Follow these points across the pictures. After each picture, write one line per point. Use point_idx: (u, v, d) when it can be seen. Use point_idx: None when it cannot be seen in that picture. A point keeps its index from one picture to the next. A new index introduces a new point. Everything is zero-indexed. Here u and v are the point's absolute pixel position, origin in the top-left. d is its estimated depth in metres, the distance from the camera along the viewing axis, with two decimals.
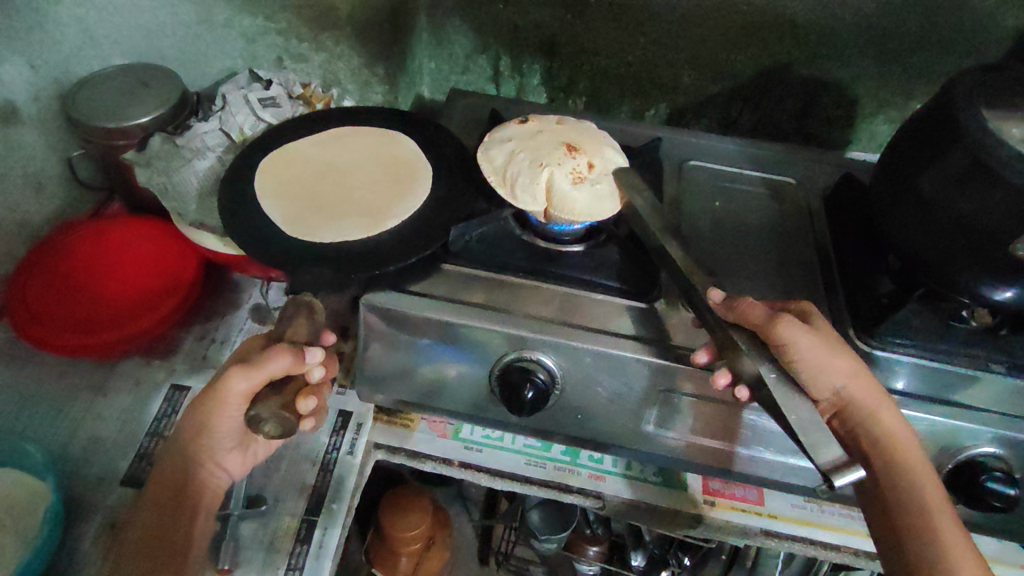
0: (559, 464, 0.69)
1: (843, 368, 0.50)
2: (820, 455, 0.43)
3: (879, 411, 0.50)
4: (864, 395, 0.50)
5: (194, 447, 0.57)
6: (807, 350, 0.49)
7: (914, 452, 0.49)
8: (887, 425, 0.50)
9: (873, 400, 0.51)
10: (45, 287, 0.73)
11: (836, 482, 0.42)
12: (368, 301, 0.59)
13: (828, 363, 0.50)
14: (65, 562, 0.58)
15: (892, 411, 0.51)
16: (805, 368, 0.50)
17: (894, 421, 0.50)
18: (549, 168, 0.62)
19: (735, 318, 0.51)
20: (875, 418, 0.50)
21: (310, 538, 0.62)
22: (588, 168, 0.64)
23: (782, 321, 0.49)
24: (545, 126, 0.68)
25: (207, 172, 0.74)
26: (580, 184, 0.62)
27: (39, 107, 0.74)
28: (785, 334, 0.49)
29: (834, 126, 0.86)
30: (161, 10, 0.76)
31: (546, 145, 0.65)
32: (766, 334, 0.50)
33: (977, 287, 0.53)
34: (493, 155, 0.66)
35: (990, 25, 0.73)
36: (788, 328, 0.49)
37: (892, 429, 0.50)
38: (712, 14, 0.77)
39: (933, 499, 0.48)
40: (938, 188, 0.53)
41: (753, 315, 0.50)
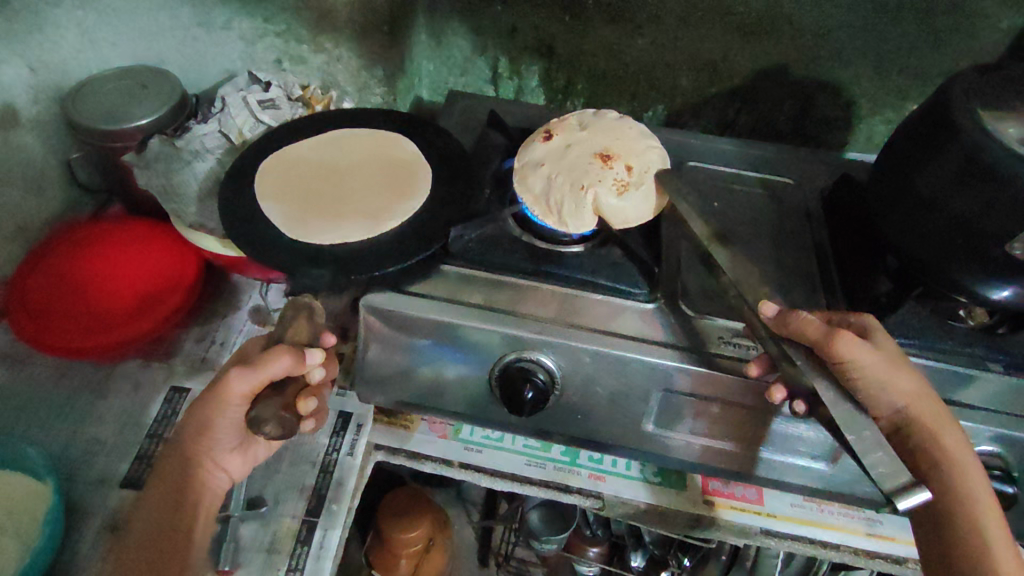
0: (559, 464, 0.69)
1: (903, 384, 0.49)
2: (885, 479, 0.42)
3: (940, 431, 0.48)
4: (926, 413, 0.49)
5: (195, 449, 0.57)
6: (871, 367, 0.47)
7: (975, 475, 0.48)
8: (948, 446, 0.48)
9: (935, 420, 0.49)
10: (44, 289, 0.73)
11: (899, 503, 0.42)
12: (368, 302, 0.60)
13: (888, 379, 0.48)
14: (65, 564, 0.58)
15: (953, 431, 0.49)
16: (866, 383, 0.47)
17: (957, 443, 0.48)
18: (595, 188, 0.61)
19: (791, 332, 0.48)
20: (937, 439, 0.48)
21: (310, 540, 0.62)
22: (629, 174, 0.63)
23: (839, 336, 0.46)
24: (571, 140, 0.65)
25: (205, 175, 0.73)
26: (626, 194, 0.62)
27: (38, 109, 0.74)
28: (845, 351, 0.46)
29: (831, 127, 0.86)
30: (160, 13, 0.76)
31: (581, 161, 0.63)
32: (824, 350, 0.47)
33: (974, 286, 0.53)
34: (529, 182, 0.64)
35: (984, 26, 0.73)
36: (847, 344, 0.46)
37: (955, 450, 0.48)
38: (710, 16, 0.77)
39: (990, 527, 0.47)
40: (935, 188, 0.53)
41: (811, 329, 0.47)
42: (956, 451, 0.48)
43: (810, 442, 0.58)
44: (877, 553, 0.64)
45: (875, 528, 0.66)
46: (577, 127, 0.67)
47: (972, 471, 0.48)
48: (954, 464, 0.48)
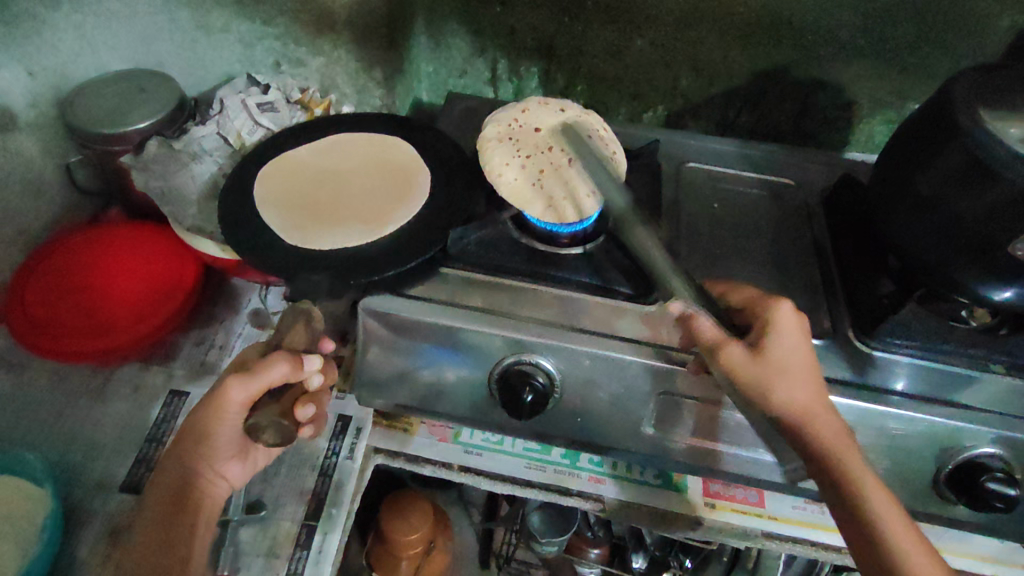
0: (559, 467, 0.69)
1: (791, 383, 0.51)
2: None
3: (817, 421, 0.50)
4: (800, 409, 0.50)
5: (194, 455, 0.57)
6: (752, 376, 0.51)
7: (860, 463, 0.49)
8: (828, 437, 0.50)
9: (811, 411, 0.50)
10: (42, 292, 0.73)
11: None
12: (366, 305, 0.59)
13: (768, 387, 0.50)
14: (63, 569, 0.57)
15: (828, 420, 0.50)
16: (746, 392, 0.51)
17: (833, 431, 0.50)
18: (577, 161, 0.68)
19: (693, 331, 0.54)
20: (817, 437, 0.50)
21: (309, 544, 0.61)
22: (572, 180, 0.66)
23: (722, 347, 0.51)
24: (567, 118, 0.72)
25: (205, 179, 0.75)
26: (576, 192, 0.65)
27: (37, 113, 0.74)
28: (727, 362, 0.51)
29: (831, 127, 0.86)
30: (158, 15, 0.76)
31: (568, 141, 0.69)
32: (711, 355, 0.52)
33: (977, 287, 0.53)
34: (490, 160, 0.67)
35: (986, 24, 0.73)
36: (730, 353, 0.51)
37: (835, 440, 0.50)
38: (709, 16, 0.77)
39: (888, 513, 0.48)
40: (936, 188, 0.53)
41: (703, 336, 0.53)
42: (838, 447, 0.49)
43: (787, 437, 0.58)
44: None
45: None
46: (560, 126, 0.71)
47: (858, 461, 0.49)
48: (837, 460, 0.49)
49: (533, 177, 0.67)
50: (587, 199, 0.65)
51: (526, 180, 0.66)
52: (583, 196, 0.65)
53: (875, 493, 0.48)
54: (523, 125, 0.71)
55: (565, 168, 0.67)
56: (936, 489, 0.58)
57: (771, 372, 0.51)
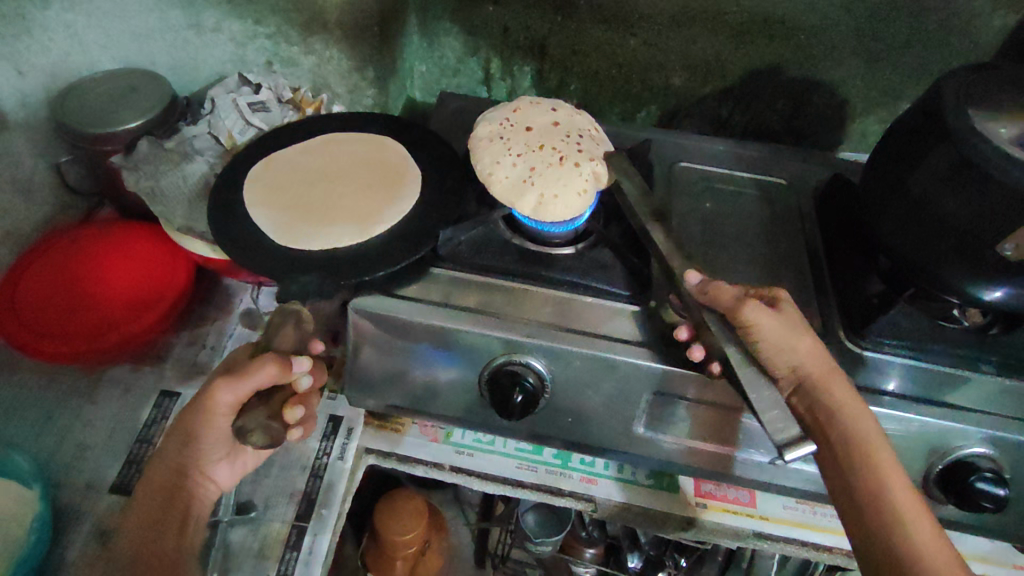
0: (550, 468, 0.69)
1: (802, 343, 0.50)
2: (777, 433, 0.46)
3: (831, 383, 0.50)
4: (814, 368, 0.50)
5: (183, 456, 0.57)
6: (773, 330, 0.50)
7: (869, 425, 0.48)
8: (840, 400, 0.49)
9: (826, 373, 0.50)
10: (32, 292, 0.73)
11: (790, 455, 0.45)
12: (356, 306, 0.59)
13: (786, 340, 0.50)
14: (52, 571, 0.57)
15: (843, 383, 0.50)
16: (762, 346, 0.50)
17: (845, 393, 0.50)
18: (571, 159, 0.65)
19: (707, 298, 0.53)
20: (828, 395, 0.49)
21: (299, 545, 0.61)
22: (567, 179, 0.63)
23: (747, 303, 0.50)
24: (561, 119, 0.69)
25: (195, 176, 0.73)
26: (570, 193, 0.62)
27: (27, 112, 0.74)
28: (751, 316, 0.50)
29: (825, 126, 0.86)
30: (150, 15, 0.76)
31: (560, 139, 0.67)
32: (732, 313, 0.51)
33: (966, 287, 0.53)
34: (483, 164, 0.65)
35: (978, 24, 0.73)
36: (754, 307, 0.50)
37: (848, 403, 0.49)
38: (702, 16, 0.77)
39: (891, 473, 0.46)
40: (927, 188, 0.53)
41: (722, 298, 0.52)
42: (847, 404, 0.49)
43: None
44: None
45: None
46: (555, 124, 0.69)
47: (868, 423, 0.48)
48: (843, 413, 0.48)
49: (527, 176, 0.64)
50: (582, 202, 0.63)
51: (519, 180, 0.64)
52: (578, 200, 0.63)
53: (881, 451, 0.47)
54: (515, 124, 0.68)
55: (558, 165, 0.64)
56: (927, 490, 0.58)
57: (785, 335, 0.50)
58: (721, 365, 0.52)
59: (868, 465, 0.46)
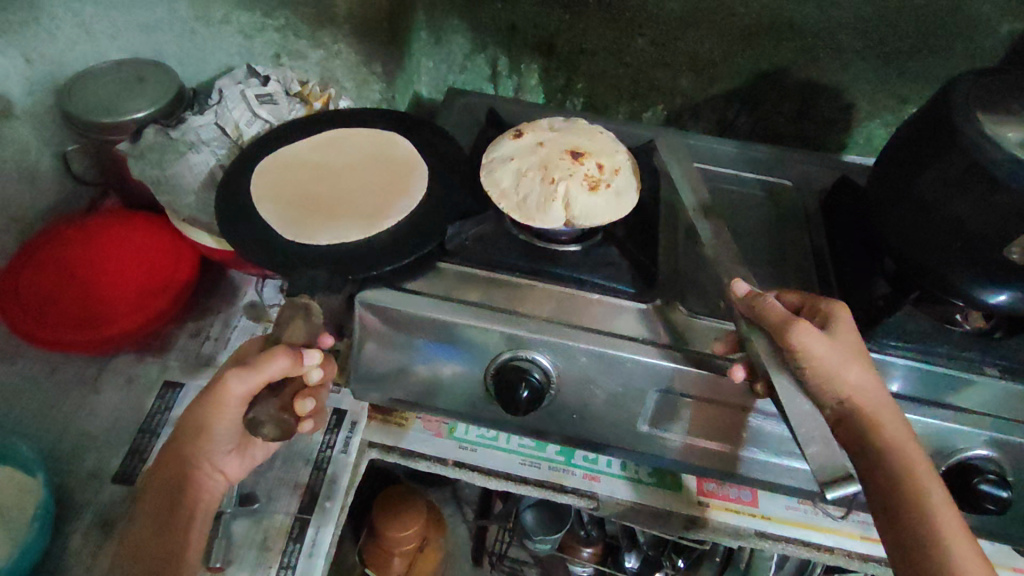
0: (554, 464, 0.69)
1: (854, 376, 0.48)
2: (820, 470, 0.44)
3: (883, 422, 0.47)
4: (860, 397, 0.48)
5: (190, 448, 0.57)
6: (824, 355, 0.47)
7: (916, 458, 0.46)
8: (883, 426, 0.47)
9: (878, 411, 0.48)
10: (37, 282, 0.72)
11: (830, 494, 0.42)
12: (363, 299, 0.59)
13: (839, 371, 0.47)
14: (54, 559, 0.57)
15: (897, 424, 0.48)
16: (814, 374, 0.48)
17: (897, 432, 0.47)
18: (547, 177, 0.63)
19: (756, 317, 0.51)
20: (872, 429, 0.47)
21: (302, 537, 0.61)
22: (609, 163, 0.66)
23: (796, 324, 0.48)
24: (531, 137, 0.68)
25: (200, 168, 0.73)
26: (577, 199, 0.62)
27: (33, 101, 0.74)
28: (798, 342, 0.47)
29: (829, 129, 0.86)
30: (158, 5, 0.76)
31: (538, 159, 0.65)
32: (779, 336, 0.48)
33: (972, 290, 0.53)
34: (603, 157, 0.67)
35: (984, 30, 0.73)
36: (801, 328, 0.47)
37: (899, 444, 0.47)
38: (710, 16, 0.77)
39: (939, 507, 0.44)
40: (935, 192, 0.53)
41: (771, 314, 0.49)
42: (900, 446, 0.47)
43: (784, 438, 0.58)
44: (871, 556, 0.64)
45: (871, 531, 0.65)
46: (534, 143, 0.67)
47: (909, 454, 0.46)
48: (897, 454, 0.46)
49: (595, 133, 0.69)
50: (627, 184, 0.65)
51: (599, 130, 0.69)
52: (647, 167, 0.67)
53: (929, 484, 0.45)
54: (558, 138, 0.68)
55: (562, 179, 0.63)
56: None
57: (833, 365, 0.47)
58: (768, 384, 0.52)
59: (913, 497, 0.45)
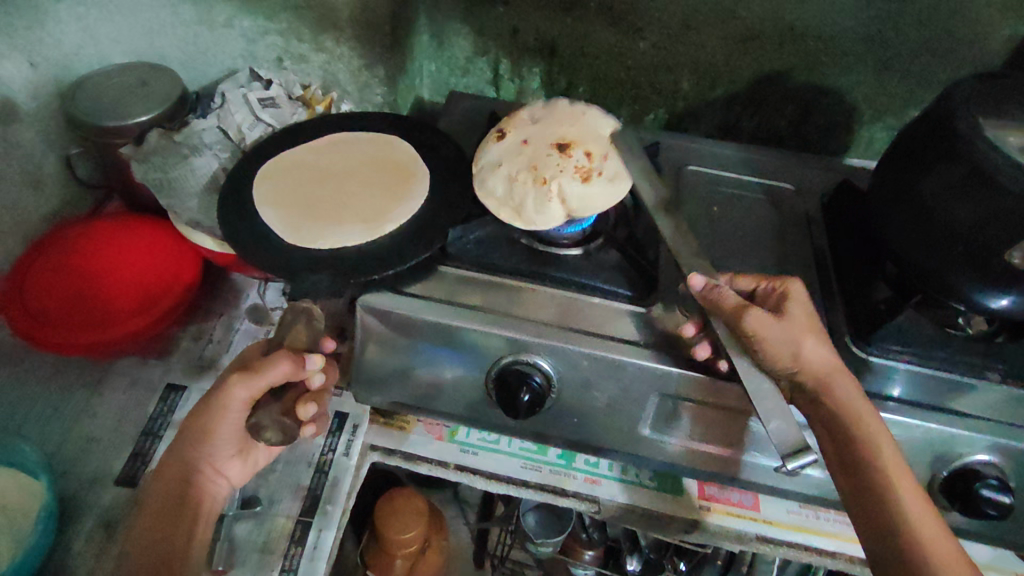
0: (555, 468, 0.69)
1: (809, 349, 0.51)
2: (780, 441, 0.47)
3: (836, 386, 0.51)
4: (821, 374, 0.51)
5: (192, 451, 0.57)
6: (774, 335, 0.50)
7: (876, 428, 0.50)
8: (845, 399, 0.50)
9: (829, 375, 0.51)
10: (41, 285, 0.73)
11: (790, 464, 0.46)
12: (365, 303, 0.59)
13: (794, 346, 0.50)
14: (56, 561, 0.57)
15: (849, 385, 0.51)
16: (770, 353, 0.50)
17: (849, 393, 0.50)
18: (539, 174, 0.63)
19: (712, 306, 0.52)
20: (834, 404, 0.50)
21: (304, 540, 0.61)
22: (598, 149, 0.65)
23: (749, 310, 0.50)
24: (520, 136, 0.67)
25: (203, 171, 0.74)
26: (570, 191, 0.62)
27: (37, 104, 0.74)
28: (752, 326, 0.49)
29: (831, 133, 0.86)
30: (162, 9, 0.76)
31: (528, 156, 0.64)
32: (733, 321, 0.50)
33: (973, 295, 0.53)
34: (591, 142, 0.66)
35: (986, 34, 0.73)
36: (754, 312, 0.50)
37: (852, 404, 0.50)
38: (711, 20, 0.77)
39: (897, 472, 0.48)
40: (936, 196, 0.53)
41: (725, 304, 0.51)
42: (852, 407, 0.50)
43: None
44: None
45: None
46: (519, 143, 0.66)
47: (870, 424, 0.50)
48: (849, 414, 0.50)
49: (579, 116, 0.68)
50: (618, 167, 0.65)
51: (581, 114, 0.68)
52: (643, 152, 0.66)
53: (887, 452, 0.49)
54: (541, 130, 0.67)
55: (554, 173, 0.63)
56: (931, 496, 0.58)
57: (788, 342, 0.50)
58: (727, 361, 0.55)
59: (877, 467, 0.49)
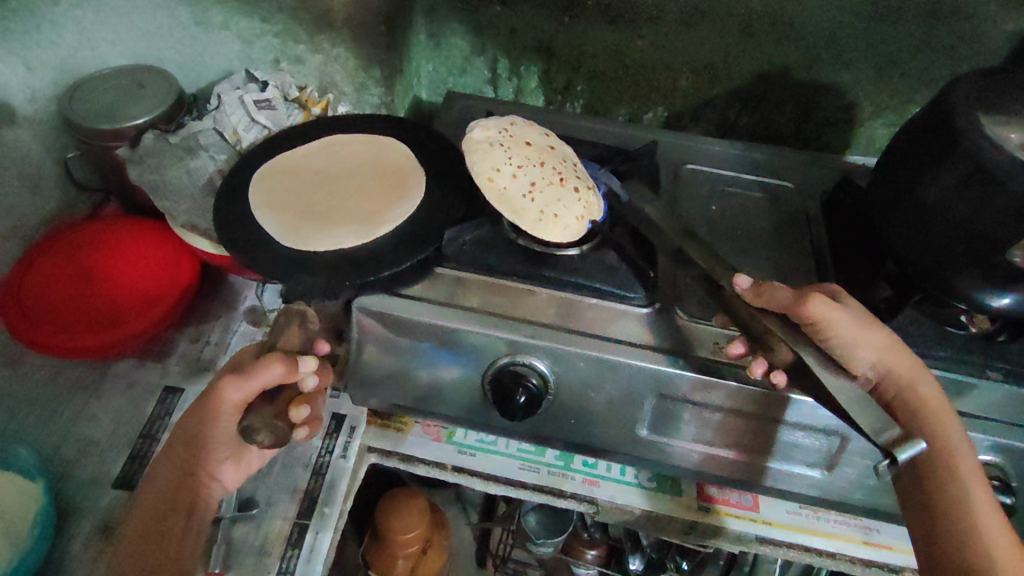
0: (553, 469, 0.68)
1: (874, 340, 0.51)
2: (878, 433, 0.43)
3: (918, 384, 0.50)
4: (903, 369, 0.51)
5: (188, 454, 0.57)
6: (843, 324, 0.50)
7: (957, 437, 0.48)
8: (928, 400, 0.49)
9: (910, 373, 0.51)
10: (38, 289, 0.73)
11: (899, 456, 0.42)
12: (361, 304, 0.59)
13: (855, 337, 0.50)
14: (54, 565, 0.57)
15: (933, 388, 0.50)
16: (835, 345, 0.50)
17: (934, 395, 0.50)
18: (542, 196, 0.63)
19: (762, 304, 0.52)
20: (913, 394, 0.49)
21: (301, 542, 0.61)
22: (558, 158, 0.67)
23: (813, 296, 0.50)
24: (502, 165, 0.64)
25: (196, 171, 0.75)
26: (570, 209, 0.62)
27: (34, 108, 0.74)
28: (816, 313, 0.49)
29: (833, 130, 0.85)
30: (158, 11, 0.76)
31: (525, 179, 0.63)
32: (797, 313, 0.50)
33: (975, 294, 0.52)
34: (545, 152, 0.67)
35: (989, 29, 0.72)
36: (819, 300, 0.50)
37: (933, 403, 0.49)
38: (710, 17, 0.76)
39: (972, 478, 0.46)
40: (938, 195, 0.52)
41: (783, 296, 0.51)
42: (934, 406, 0.49)
43: (783, 443, 0.58)
44: (874, 562, 0.64)
45: (873, 536, 0.65)
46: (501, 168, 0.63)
47: (945, 422, 0.48)
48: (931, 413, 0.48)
49: (505, 127, 0.68)
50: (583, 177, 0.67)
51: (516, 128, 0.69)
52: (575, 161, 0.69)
53: (967, 462, 0.47)
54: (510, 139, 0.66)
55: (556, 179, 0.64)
56: None
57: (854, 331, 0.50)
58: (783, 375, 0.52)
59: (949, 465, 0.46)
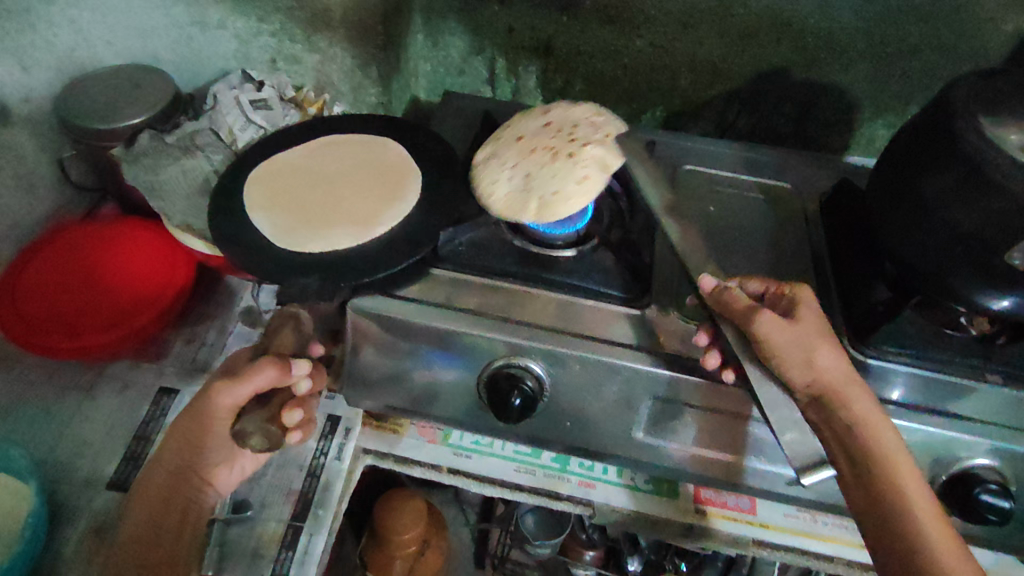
0: (549, 471, 0.68)
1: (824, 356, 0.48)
2: (798, 457, 0.49)
3: (851, 398, 0.47)
4: (833, 383, 0.48)
5: (181, 456, 0.57)
6: (785, 344, 0.48)
7: (890, 446, 0.47)
8: (859, 415, 0.47)
9: (844, 386, 0.48)
10: (33, 290, 0.73)
11: (809, 479, 0.48)
12: (356, 305, 0.59)
13: (801, 355, 0.48)
14: (46, 567, 0.57)
15: (863, 399, 0.48)
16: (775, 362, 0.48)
17: (868, 409, 0.47)
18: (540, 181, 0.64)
19: (720, 307, 0.52)
20: (845, 411, 0.47)
21: (295, 544, 0.61)
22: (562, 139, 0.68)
23: (757, 315, 0.48)
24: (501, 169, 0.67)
25: (194, 173, 0.73)
26: (570, 183, 0.62)
27: (30, 107, 0.74)
28: (761, 330, 0.48)
29: (832, 130, 0.85)
30: (154, 10, 0.76)
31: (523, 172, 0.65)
32: (743, 326, 0.49)
33: (974, 296, 0.52)
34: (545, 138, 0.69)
35: (988, 30, 0.72)
36: (763, 319, 0.48)
37: (868, 417, 0.47)
38: (708, 17, 0.76)
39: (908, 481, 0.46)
40: (937, 196, 0.52)
41: (736, 306, 0.50)
42: (868, 421, 0.47)
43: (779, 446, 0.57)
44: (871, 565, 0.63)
45: None
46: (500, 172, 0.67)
47: (882, 437, 0.47)
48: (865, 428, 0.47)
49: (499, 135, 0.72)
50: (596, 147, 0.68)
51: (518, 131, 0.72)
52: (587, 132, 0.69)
53: (904, 469, 0.46)
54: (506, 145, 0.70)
55: (553, 160, 0.65)
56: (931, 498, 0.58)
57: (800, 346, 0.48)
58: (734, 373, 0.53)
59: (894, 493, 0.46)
